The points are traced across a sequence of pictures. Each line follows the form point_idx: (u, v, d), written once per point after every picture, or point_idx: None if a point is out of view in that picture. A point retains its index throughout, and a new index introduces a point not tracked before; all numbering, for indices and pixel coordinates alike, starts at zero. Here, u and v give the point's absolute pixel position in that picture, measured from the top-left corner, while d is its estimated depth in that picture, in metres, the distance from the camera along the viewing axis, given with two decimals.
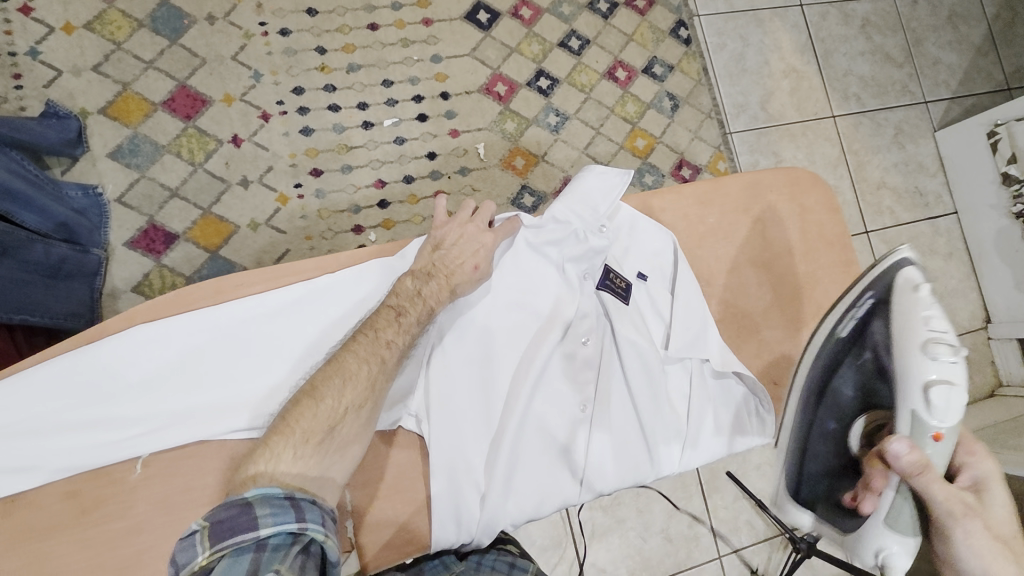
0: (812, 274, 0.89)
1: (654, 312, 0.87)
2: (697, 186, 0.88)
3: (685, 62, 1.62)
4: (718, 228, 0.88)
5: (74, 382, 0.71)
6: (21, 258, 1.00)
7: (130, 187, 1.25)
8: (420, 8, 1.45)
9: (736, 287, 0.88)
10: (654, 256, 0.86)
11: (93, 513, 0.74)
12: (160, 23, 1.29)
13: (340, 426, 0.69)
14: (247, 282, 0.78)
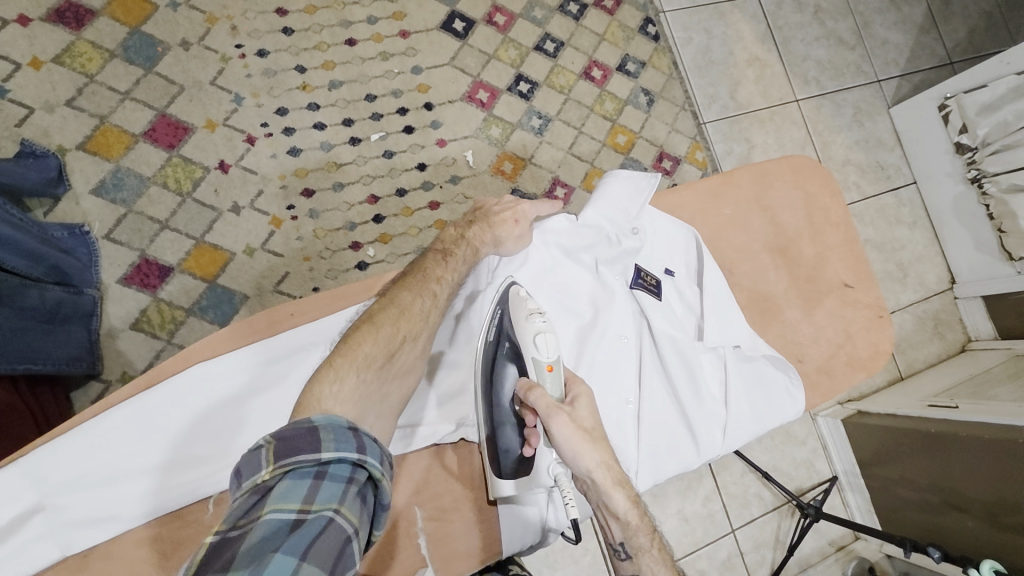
0: (819, 255, 0.95)
1: (686, 307, 0.90)
2: (708, 182, 0.92)
3: (656, 57, 1.68)
4: (734, 218, 0.92)
5: (144, 425, 0.74)
6: (17, 305, 0.96)
7: (117, 222, 1.21)
8: (395, 21, 1.45)
9: (754, 274, 0.92)
10: (680, 253, 0.89)
11: (173, 558, 0.74)
12: (133, 52, 1.26)
13: (397, 355, 0.71)
14: (301, 312, 0.82)
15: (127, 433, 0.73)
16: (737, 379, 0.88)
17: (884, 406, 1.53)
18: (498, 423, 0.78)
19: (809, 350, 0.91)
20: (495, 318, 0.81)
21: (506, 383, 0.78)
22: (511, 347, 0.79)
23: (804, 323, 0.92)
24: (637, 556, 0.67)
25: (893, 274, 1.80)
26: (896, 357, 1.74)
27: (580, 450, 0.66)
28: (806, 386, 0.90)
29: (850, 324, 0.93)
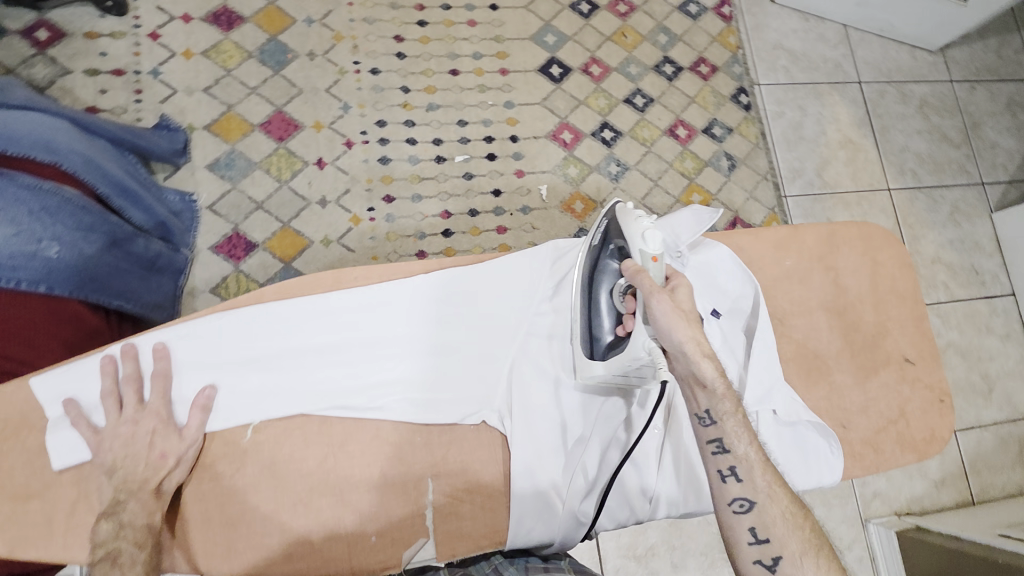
0: (881, 325, 0.90)
1: (726, 350, 0.84)
2: (775, 232, 0.89)
3: (745, 125, 1.69)
4: (793, 271, 0.89)
5: (210, 346, 0.78)
6: (128, 250, 1.08)
7: (221, 196, 1.35)
8: (498, 59, 1.57)
9: (809, 330, 0.88)
10: (729, 297, 0.84)
11: (210, 471, 0.76)
12: (267, 56, 1.44)
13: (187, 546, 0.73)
14: (367, 275, 0.84)
15: (196, 349, 0.78)
16: (771, 436, 0.82)
17: (948, 526, 1.38)
18: (594, 312, 0.81)
19: (858, 420, 0.85)
20: (603, 223, 0.86)
21: (609, 276, 0.82)
22: (620, 248, 0.82)
23: (855, 391, 0.86)
24: (722, 421, 0.76)
25: (977, 387, 1.65)
26: (970, 477, 1.57)
27: (675, 325, 0.74)
28: (849, 455, 0.84)
29: (908, 403, 0.87)
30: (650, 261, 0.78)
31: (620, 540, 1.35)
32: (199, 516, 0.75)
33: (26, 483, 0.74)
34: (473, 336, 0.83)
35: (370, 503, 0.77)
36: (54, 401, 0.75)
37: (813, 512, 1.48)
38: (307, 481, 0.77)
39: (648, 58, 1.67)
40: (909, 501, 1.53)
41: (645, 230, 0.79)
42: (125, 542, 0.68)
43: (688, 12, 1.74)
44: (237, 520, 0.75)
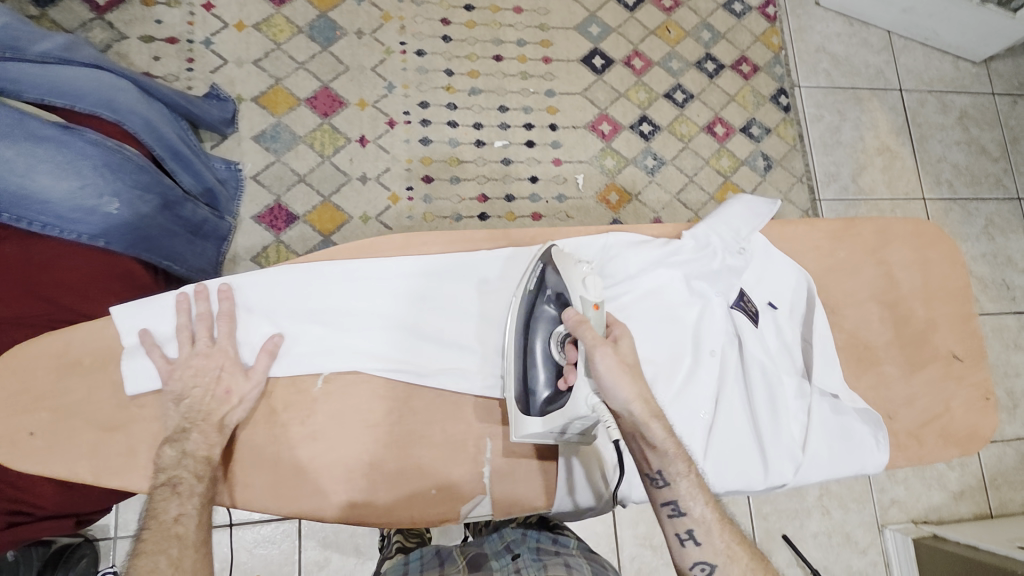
0: (931, 320, 0.91)
1: (784, 347, 0.87)
2: (830, 222, 0.91)
3: (783, 127, 1.69)
4: (847, 263, 0.90)
5: (279, 299, 0.80)
6: (178, 213, 1.09)
7: (265, 167, 1.37)
8: (542, 47, 1.58)
9: (860, 320, 0.90)
10: (787, 290, 0.87)
11: (281, 416, 0.79)
12: (316, 32, 1.46)
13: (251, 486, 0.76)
14: (435, 243, 0.86)
15: (268, 298, 0.80)
16: (822, 425, 0.84)
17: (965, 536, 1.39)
18: (530, 365, 0.77)
19: (903, 412, 0.87)
20: (539, 268, 0.80)
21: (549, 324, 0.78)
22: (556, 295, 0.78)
23: (902, 382, 0.88)
24: (676, 482, 0.74)
25: (1002, 402, 1.64)
26: (988, 491, 1.57)
27: (620, 381, 0.71)
28: (894, 445, 0.86)
29: (953, 399, 0.89)
30: (590, 310, 0.74)
31: (637, 529, 1.36)
32: (269, 458, 0.78)
33: (110, 414, 0.77)
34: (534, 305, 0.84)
35: (429, 459, 0.80)
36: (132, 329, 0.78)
37: (830, 514, 1.49)
38: (371, 433, 0.80)
39: (690, 54, 1.67)
40: (926, 511, 1.53)
41: (586, 275, 0.75)
42: (184, 471, 0.71)
43: (733, 10, 1.74)
44: (301, 466, 0.78)
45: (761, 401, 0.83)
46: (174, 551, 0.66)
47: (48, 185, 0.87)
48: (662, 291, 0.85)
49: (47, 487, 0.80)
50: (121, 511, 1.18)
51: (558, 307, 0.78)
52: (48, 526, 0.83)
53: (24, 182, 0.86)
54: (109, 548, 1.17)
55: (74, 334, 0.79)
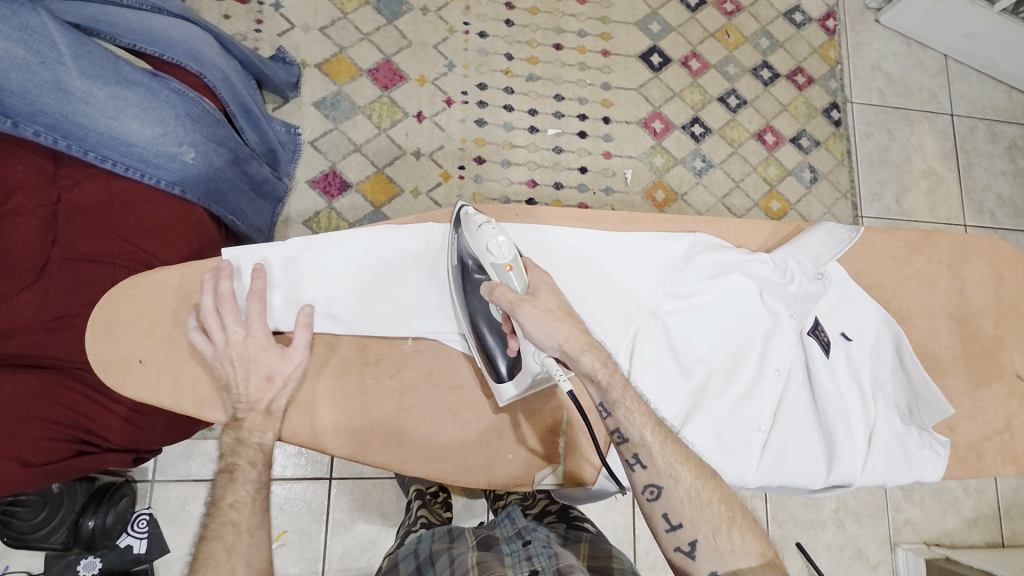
0: (1000, 338, 0.93)
1: (854, 375, 0.87)
2: (908, 234, 0.93)
3: (832, 141, 1.69)
4: (923, 273, 0.92)
5: (376, 259, 0.82)
6: (244, 169, 1.10)
7: (323, 134, 1.39)
8: (602, 40, 1.59)
9: (930, 331, 0.91)
10: (860, 322, 0.88)
11: (373, 367, 0.81)
12: (383, 5, 1.47)
13: (342, 433, 0.79)
14: (532, 216, 0.86)
15: (364, 256, 0.82)
16: (882, 453, 0.85)
17: (978, 562, 1.40)
18: (478, 332, 0.79)
19: (964, 424, 0.89)
20: (455, 240, 0.82)
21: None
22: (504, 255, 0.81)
23: (965, 397, 0.90)
24: (613, 410, 0.76)
25: None
26: (1002, 522, 1.57)
27: (549, 330, 0.73)
28: (954, 456, 0.88)
29: (1015, 416, 0.90)
30: (505, 272, 0.75)
31: None
32: (359, 407, 0.80)
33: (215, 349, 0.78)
34: (625, 289, 0.85)
35: (512, 423, 0.83)
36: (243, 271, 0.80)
37: (844, 528, 1.50)
38: (458, 393, 0.82)
39: (747, 60, 1.68)
40: (938, 534, 1.55)
41: (488, 241, 0.75)
42: (240, 458, 0.75)
43: (793, 20, 1.74)
44: (391, 416, 0.80)
45: (825, 421, 0.85)
46: (227, 531, 0.72)
47: (135, 129, 0.89)
48: (738, 300, 0.87)
49: (116, 421, 0.84)
50: (161, 457, 1.21)
51: (480, 274, 0.79)
52: (113, 458, 0.85)
53: (113, 124, 0.88)
54: (147, 490, 1.20)
55: (186, 270, 0.80)
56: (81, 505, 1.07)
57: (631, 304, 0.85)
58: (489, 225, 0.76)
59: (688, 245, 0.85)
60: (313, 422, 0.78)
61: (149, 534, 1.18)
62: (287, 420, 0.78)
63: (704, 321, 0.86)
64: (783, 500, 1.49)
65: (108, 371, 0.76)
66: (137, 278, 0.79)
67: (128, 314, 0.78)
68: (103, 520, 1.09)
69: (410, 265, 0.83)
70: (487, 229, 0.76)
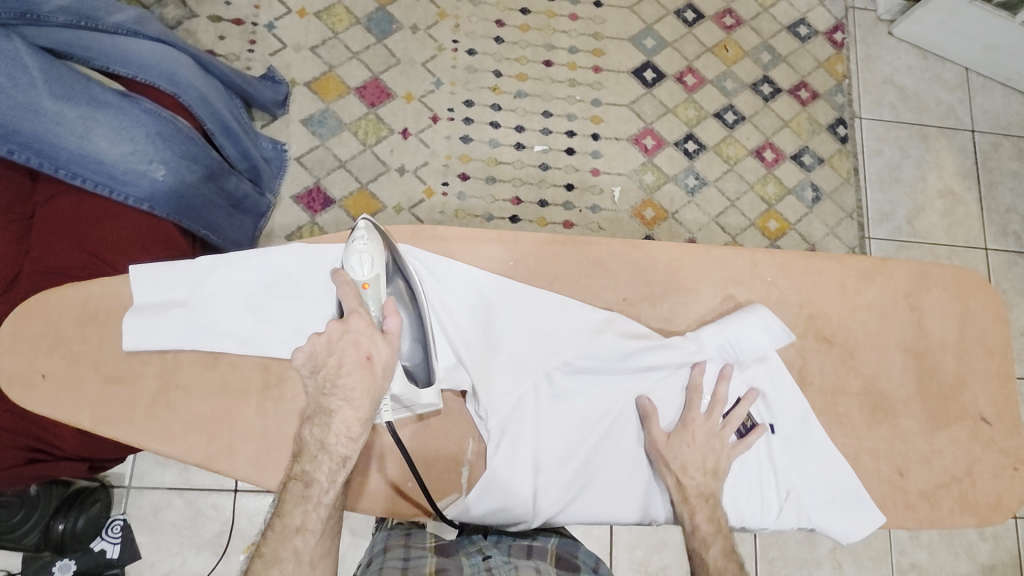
0: (960, 375, 0.88)
1: (770, 480, 0.83)
2: (859, 260, 0.89)
3: (837, 158, 1.62)
4: (875, 304, 0.88)
5: (247, 278, 0.80)
6: (221, 185, 1.12)
7: (309, 150, 1.42)
8: (594, 56, 1.57)
9: (878, 366, 0.87)
10: (793, 417, 0.83)
11: (278, 387, 0.80)
12: (373, 24, 1.50)
13: (262, 452, 0.79)
14: (454, 240, 0.85)
15: (236, 274, 0.80)
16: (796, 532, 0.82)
17: None
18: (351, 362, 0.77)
19: (916, 468, 0.85)
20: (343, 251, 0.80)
21: (412, 303, 0.80)
22: (410, 285, 0.79)
23: (919, 438, 0.86)
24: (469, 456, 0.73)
25: None
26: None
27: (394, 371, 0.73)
28: (903, 504, 0.84)
29: (976, 462, 0.86)
30: (359, 291, 0.74)
31: (633, 553, 1.33)
32: (272, 425, 0.79)
33: (119, 363, 0.79)
34: (514, 357, 0.81)
35: (421, 446, 0.83)
36: (143, 290, 0.80)
37: (842, 569, 1.41)
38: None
39: (746, 74, 1.63)
40: None
41: (354, 257, 0.75)
42: None
43: (798, 33, 1.68)
44: (289, 441, 0.79)
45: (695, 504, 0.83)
46: None
47: (104, 147, 0.93)
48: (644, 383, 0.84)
49: (69, 432, 0.88)
50: (136, 462, 1.24)
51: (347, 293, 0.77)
52: (67, 466, 0.89)
53: (83, 143, 0.92)
54: (123, 496, 1.23)
55: (113, 286, 0.81)
56: (54, 509, 1.12)
57: (517, 373, 0.81)
58: (362, 242, 0.76)
59: (601, 320, 0.82)
60: (216, 438, 0.78)
61: (122, 539, 1.21)
62: (204, 438, 0.78)
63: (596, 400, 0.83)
64: (775, 535, 1.41)
65: (10, 385, 0.78)
66: (46, 294, 0.80)
67: (33, 328, 0.80)
68: (73, 525, 1.13)
69: (283, 282, 0.80)
70: (360, 245, 0.76)
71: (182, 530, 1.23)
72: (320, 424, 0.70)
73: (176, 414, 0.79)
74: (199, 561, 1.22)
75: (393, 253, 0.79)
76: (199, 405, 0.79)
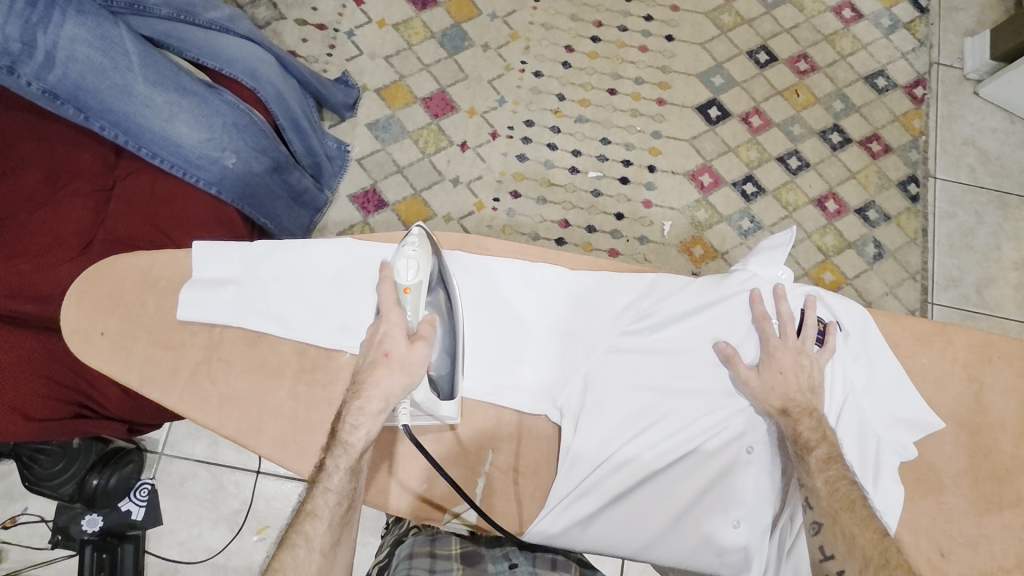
0: (1019, 460, 0.81)
1: (859, 422, 0.79)
2: (917, 323, 0.85)
3: (905, 217, 1.54)
4: (929, 368, 0.83)
5: (301, 266, 0.83)
6: (285, 178, 1.17)
7: (371, 153, 1.47)
8: (659, 89, 1.57)
9: (928, 437, 0.81)
10: (856, 324, 0.81)
11: (310, 375, 0.82)
12: (447, 39, 1.55)
13: (289, 437, 0.80)
14: (499, 252, 0.86)
15: (291, 262, 0.83)
16: (889, 455, 0.78)
17: None
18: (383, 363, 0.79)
19: (962, 555, 0.77)
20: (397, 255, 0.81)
21: (448, 316, 0.78)
22: (448, 296, 0.79)
23: (968, 523, 0.79)
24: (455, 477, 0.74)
25: None
26: None
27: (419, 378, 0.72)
28: None
29: None
30: (399, 293, 0.75)
31: None
32: (299, 412, 0.81)
33: (168, 333, 0.83)
34: (559, 336, 0.82)
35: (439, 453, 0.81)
36: (203, 266, 0.84)
37: None
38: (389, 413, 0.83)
39: (816, 121, 1.59)
40: None
41: (400, 261, 0.76)
42: None
43: (875, 84, 1.63)
44: (314, 428, 0.81)
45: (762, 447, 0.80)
46: None
47: (184, 132, 0.99)
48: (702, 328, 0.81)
49: (113, 392, 0.94)
50: (171, 431, 1.30)
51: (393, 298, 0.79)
52: (105, 426, 0.95)
53: (167, 126, 0.98)
54: (155, 461, 1.29)
55: (175, 260, 0.86)
56: (91, 464, 1.17)
57: (558, 353, 0.81)
58: (412, 247, 0.76)
59: (649, 282, 0.82)
60: (245, 416, 0.80)
61: (149, 503, 1.26)
62: (234, 414, 0.81)
63: (664, 359, 0.81)
64: None
65: (70, 339, 0.82)
66: (115, 258, 0.86)
67: (99, 289, 0.85)
68: (106, 481, 1.18)
69: (335, 274, 0.83)
70: (409, 251, 0.76)
71: (205, 503, 1.27)
72: (343, 417, 0.72)
73: (211, 388, 0.81)
74: (215, 535, 1.26)
75: (440, 259, 0.80)
76: (234, 382, 0.82)
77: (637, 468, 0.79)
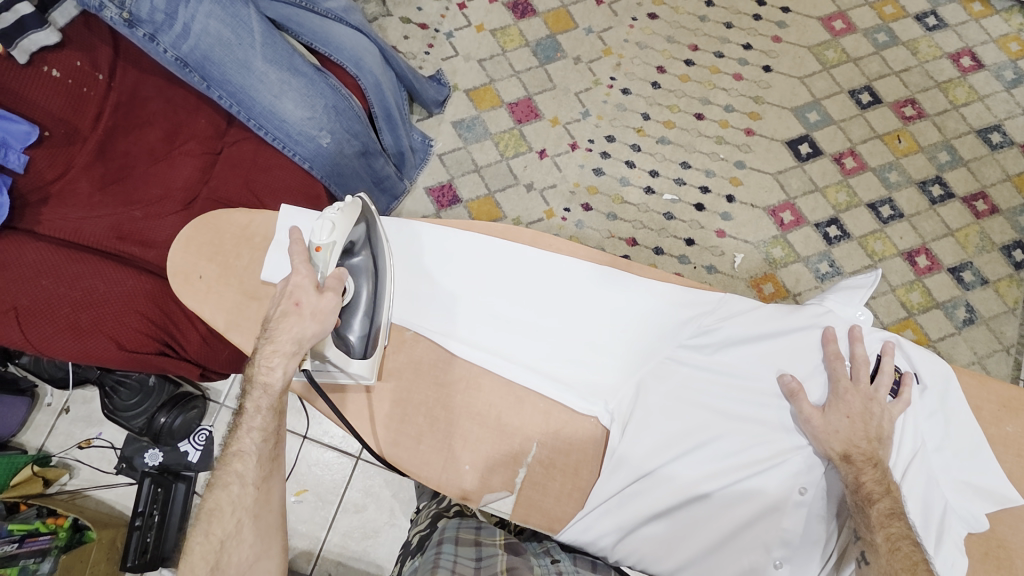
0: None
1: (927, 481, 0.74)
2: (1006, 390, 0.78)
3: (1006, 284, 1.42)
4: (1014, 440, 0.77)
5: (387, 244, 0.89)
6: (371, 163, 1.23)
7: (452, 150, 1.52)
8: (749, 118, 1.53)
9: (1007, 518, 0.74)
10: (934, 379, 0.77)
11: None
12: (540, 49, 1.59)
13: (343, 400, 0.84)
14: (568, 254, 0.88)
15: None
16: (956, 523, 0.73)
17: None
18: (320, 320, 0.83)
19: None
20: None
21: (373, 278, 0.83)
22: (374, 258, 0.83)
23: None
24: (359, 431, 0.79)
25: None
26: None
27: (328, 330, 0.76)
28: None
29: None
30: (312, 251, 0.79)
31: None
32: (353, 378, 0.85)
33: (246, 288, 0.89)
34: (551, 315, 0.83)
35: (479, 440, 0.82)
36: (291, 230, 0.90)
37: None
38: (439, 391, 0.84)
39: (916, 170, 1.50)
40: None
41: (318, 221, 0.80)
42: None
43: (988, 139, 1.52)
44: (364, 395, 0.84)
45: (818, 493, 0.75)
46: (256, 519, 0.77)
47: (289, 109, 1.07)
48: (766, 356, 0.80)
49: (194, 335, 1.01)
50: (233, 385, 1.38)
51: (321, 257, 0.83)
52: (182, 366, 1.01)
53: (275, 102, 1.06)
54: (215, 411, 1.38)
55: (266, 221, 0.93)
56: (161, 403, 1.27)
57: (503, 316, 0.84)
58: (332, 209, 0.81)
59: (714, 302, 0.81)
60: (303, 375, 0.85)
61: (204, 449, 1.34)
62: None
63: (722, 381, 0.80)
64: None
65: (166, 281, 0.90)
66: (217, 213, 0.94)
67: (200, 238, 0.92)
68: (172, 421, 1.27)
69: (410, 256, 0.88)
70: (330, 212, 0.80)
71: None
72: None
73: None
74: None
75: (369, 224, 0.84)
76: None
77: (684, 488, 0.76)
